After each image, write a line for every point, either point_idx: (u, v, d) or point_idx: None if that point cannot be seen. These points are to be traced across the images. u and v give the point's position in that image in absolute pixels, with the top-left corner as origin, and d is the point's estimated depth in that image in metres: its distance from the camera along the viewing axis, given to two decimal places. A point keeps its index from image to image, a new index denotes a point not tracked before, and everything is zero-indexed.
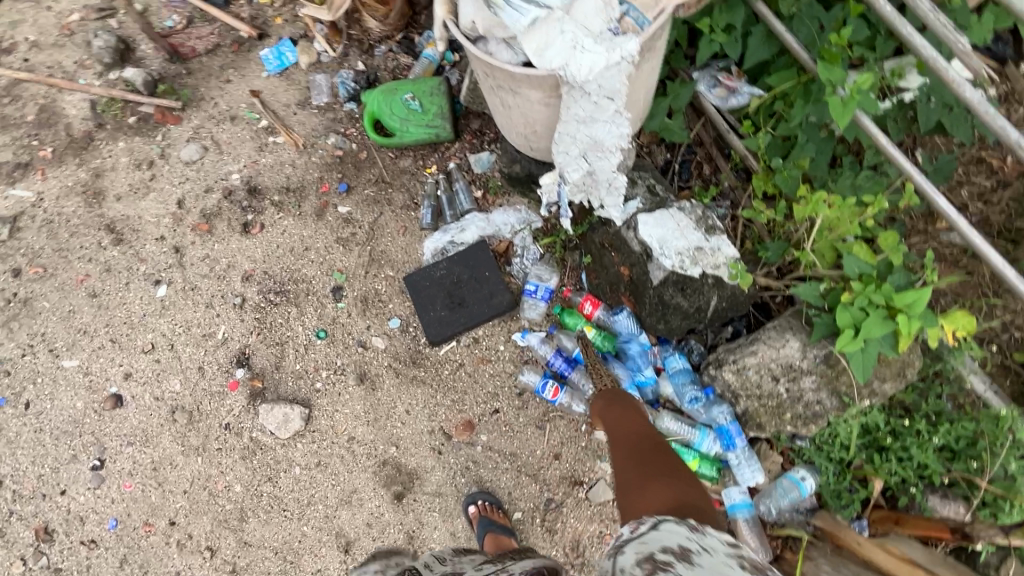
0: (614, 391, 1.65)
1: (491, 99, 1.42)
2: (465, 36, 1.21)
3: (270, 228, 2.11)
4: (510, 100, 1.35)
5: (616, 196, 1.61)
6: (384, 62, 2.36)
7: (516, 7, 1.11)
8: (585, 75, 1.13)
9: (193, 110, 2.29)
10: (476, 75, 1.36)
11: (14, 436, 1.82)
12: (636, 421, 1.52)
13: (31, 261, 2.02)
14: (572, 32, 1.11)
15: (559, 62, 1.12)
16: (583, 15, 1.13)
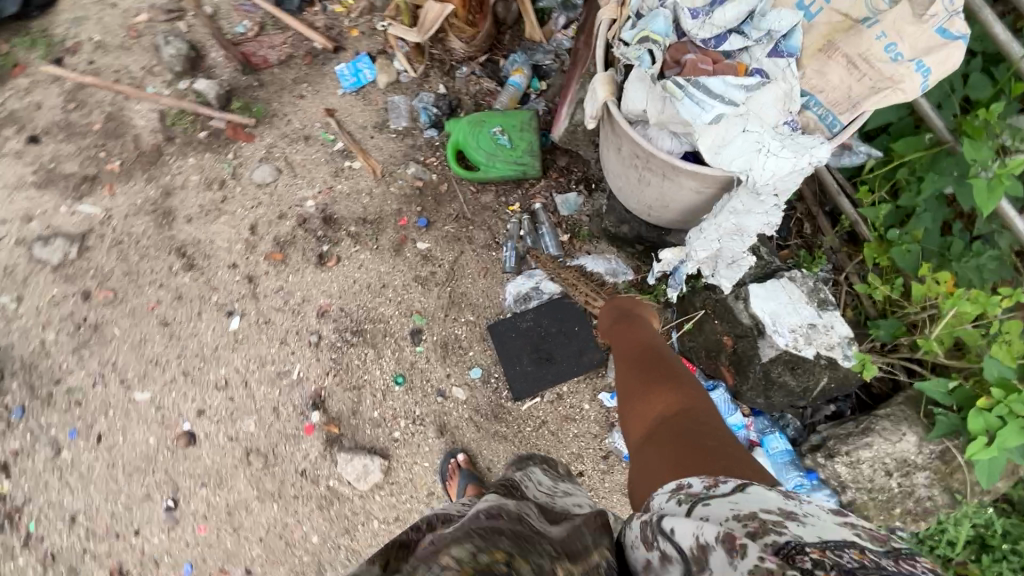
0: (625, 309, 1.61)
1: (627, 172, 1.31)
2: (624, 119, 1.14)
3: (347, 261, 2.03)
4: (652, 180, 1.25)
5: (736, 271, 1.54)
6: (466, 86, 2.24)
7: (697, 100, 1.01)
8: (768, 178, 1.03)
9: (266, 127, 2.18)
10: (615, 149, 1.27)
11: (86, 470, 1.77)
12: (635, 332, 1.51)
13: (101, 284, 1.95)
14: (757, 131, 1.03)
15: (741, 163, 1.03)
16: (760, 108, 1.05)
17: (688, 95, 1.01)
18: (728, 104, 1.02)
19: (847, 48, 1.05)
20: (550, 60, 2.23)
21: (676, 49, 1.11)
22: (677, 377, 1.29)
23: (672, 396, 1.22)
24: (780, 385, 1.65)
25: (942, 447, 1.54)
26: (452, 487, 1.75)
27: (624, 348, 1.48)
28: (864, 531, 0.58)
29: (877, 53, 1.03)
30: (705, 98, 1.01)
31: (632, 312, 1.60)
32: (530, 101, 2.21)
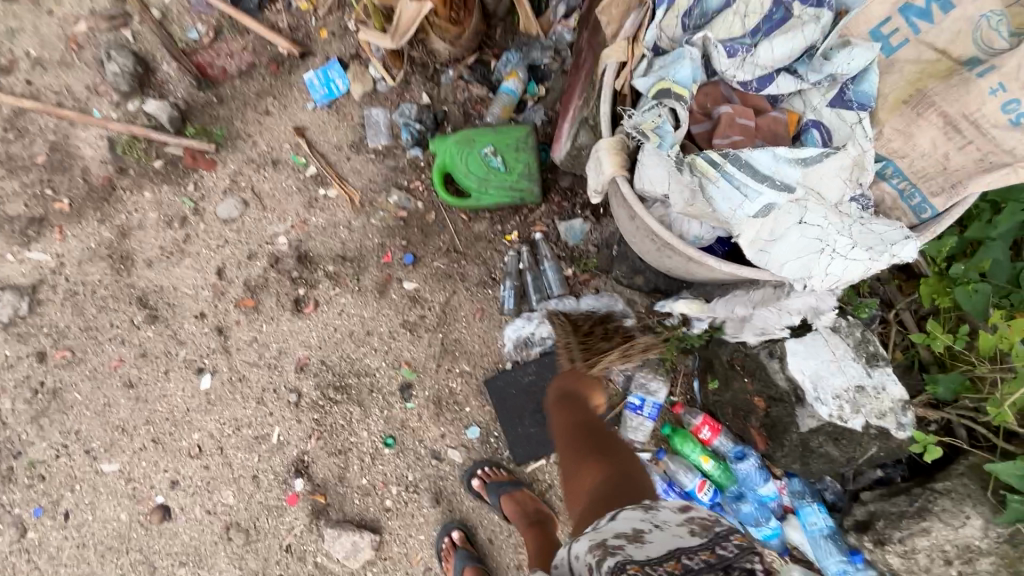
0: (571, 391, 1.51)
1: (638, 239, 1.15)
2: (640, 197, 1.00)
3: (325, 306, 1.82)
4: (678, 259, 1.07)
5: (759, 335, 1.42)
6: (453, 93, 1.95)
7: (742, 187, 0.87)
8: (829, 283, 0.92)
9: (229, 151, 1.92)
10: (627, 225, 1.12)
11: (56, 551, 1.68)
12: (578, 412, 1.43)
13: (57, 343, 1.78)
14: (817, 226, 0.89)
15: (800, 264, 0.91)
16: (819, 185, 0.93)
17: (724, 176, 0.87)
18: (777, 192, 0.87)
19: (946, 105, 0.94)
20: (550, 58, 1.89)
21: (711, 91, 1.03)
22: (615, 451, 1.28)
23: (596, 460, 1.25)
24: (821, 454, 1.46)
25: (1011, 529, 1.34)
26: (449, 566, 1.63)
27: (573, 430, 1.37)
28: (697, 525, 0.87)
29: (992, 112, 0.92)
30: (748, 184, 0.87)
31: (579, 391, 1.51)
32: (528, 109, 1.93)
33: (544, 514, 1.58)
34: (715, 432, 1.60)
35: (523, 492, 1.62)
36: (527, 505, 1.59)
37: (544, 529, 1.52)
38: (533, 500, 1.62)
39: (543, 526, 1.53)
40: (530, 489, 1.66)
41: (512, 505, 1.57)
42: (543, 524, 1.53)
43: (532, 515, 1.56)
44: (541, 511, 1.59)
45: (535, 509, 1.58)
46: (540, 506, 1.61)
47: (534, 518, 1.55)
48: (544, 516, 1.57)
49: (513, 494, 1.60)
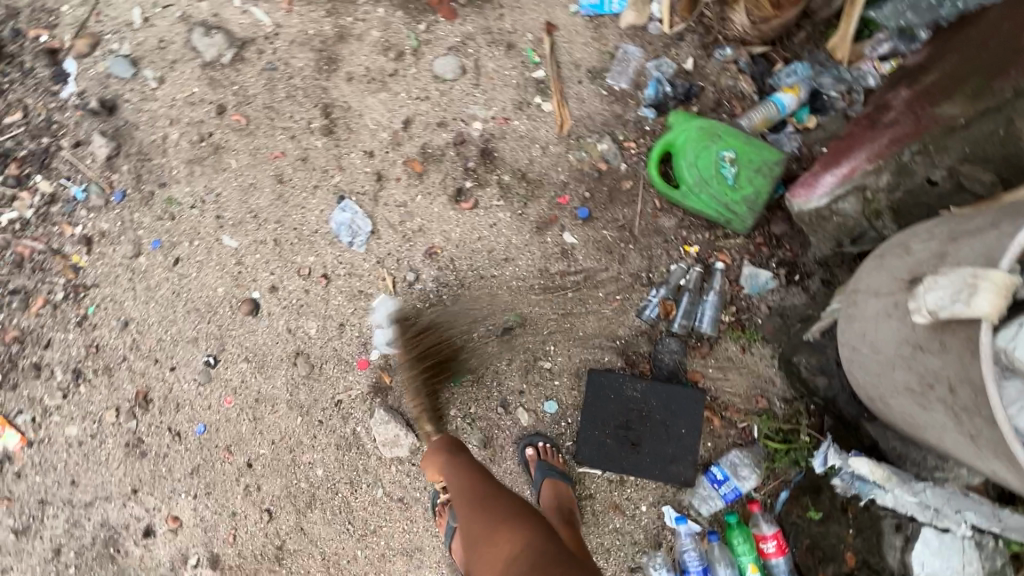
0: (454, 445, 1.50)
1: (890, 374, 0.99)
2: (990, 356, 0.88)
3: (482, 211, 1.74)
4: (942, 436, 0.93)
5: (936, 522, 1.37)
6: (717, 75, 1.75)
7: None
8: None
9: (474, 12, 1.80)
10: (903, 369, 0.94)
11: (152, 285, 1.72)
12: (465, 490, 1.35)
13: (238, 105, 1.76)
14: None
15: None
16: None
17: None
18: None
19: None
20: (837, 93, 1.70)
21: None
22: (501, 512, 1.23)
23: (516, 535, 1.15)
24: None
25: None
26: (440, 522, 1.62)
27: (469, 498, 1.32)
28: None
29: None
30: None
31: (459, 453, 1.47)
32: (785, 131, 1.71)
33: (516, 513, 1.23)
34: (778, 551, 1.52)
35: (467, 475, 1.39)
36: (460, 484, 1.37)
37: (503, 534, 1.16)
38: (470, 475, 1.38)
39: (500, 530, 1.18)
40: (488, 474, 1.41)
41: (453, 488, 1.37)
42: (507, 529, 1.18)
43: (484, 514, 1.24)
44: (510, 512, 1.23)
45: (484, 502, 1.29)
46: (510, 494, 1.32)
47: (488, 521, 1.22)
48: (511, 513, 1.23)
49: (452, 467, 1.43)
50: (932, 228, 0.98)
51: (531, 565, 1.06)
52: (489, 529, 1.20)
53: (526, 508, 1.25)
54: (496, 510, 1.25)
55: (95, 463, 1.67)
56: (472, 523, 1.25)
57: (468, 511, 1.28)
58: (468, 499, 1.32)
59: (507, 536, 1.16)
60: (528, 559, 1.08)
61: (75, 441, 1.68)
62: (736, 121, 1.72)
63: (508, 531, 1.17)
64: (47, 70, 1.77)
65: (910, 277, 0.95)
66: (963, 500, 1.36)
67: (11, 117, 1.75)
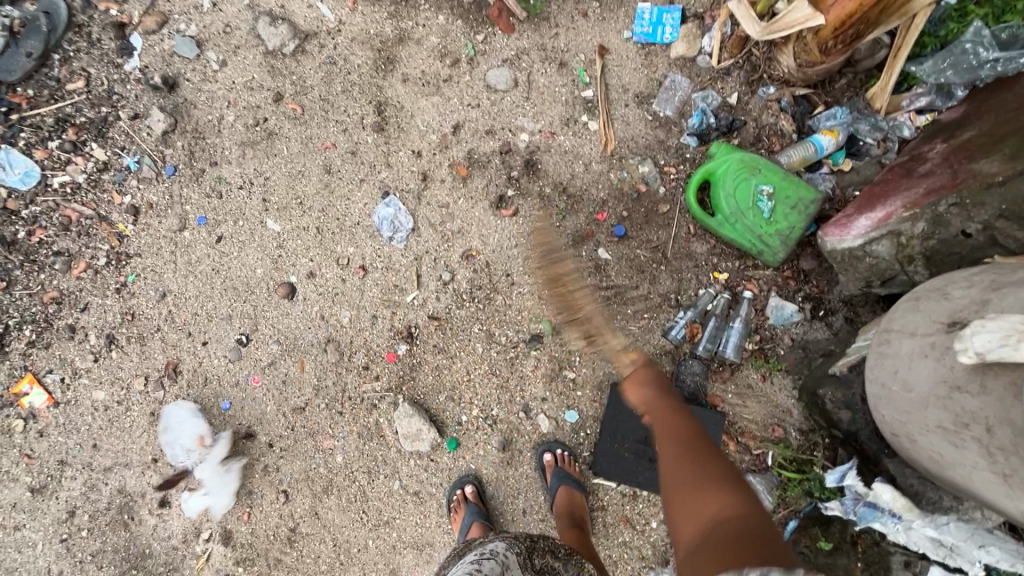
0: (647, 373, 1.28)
1: (921, 413, 1.03)
2: None
3: (521, 220, 1.79)
4: (969, 477, 0.97)
5: (956, 558, 1.33)
6: (759, 111, 1.82)
7: None
8: None
9: (531, 28, 1.87)
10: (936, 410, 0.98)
11: (193, 260, 1.76)
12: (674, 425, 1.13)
13: (295, 95, 1.82)
14: None
15: None
16: None
17: None
18: None
19: None
20: (874, 140, 1.78)
21: None
22: (705, 466, 1.01)
23: (718, 503, 0.93)
24: None
25: None
26: (455, 520, 1.65)
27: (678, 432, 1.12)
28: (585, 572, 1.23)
29: None
30: None
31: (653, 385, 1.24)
32: (819, 171, 1.78)
33: (727, 474, 0.99)
34: None
35: (666, 408, 1.17)
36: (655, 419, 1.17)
37: (709, 492, 0.95)
38: (672, 417, 1.14)
39: (706, 488, 0.96)
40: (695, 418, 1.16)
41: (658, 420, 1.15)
42: (713, 487, 0.96)
43: (691, 461, 1.03)
44: (719, 472, 0.99)
45: (698, 448, 1.06)
46: (715, 445, 1.08)
47: (681, 469, 1.04)
48: (720, 472, 0.99)
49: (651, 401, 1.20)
50: (971, 276, 1.04)
51: (732, 531, 0.88)
52: (698, 484, 0.97)
53: (739, 468, 1.02)
54: (703, 461, 1.03)
55: (119, 428, 1.70)
56: (676, 469, 1.04)
57: (667, 463, 1.06)
58: (672, 430, 1.12)
59: (714, 496, 0.94)
60: (729, 525, 0.89)
61: (101, 406, 1.70)
62: (774, 157, 1.78)
63: (716, 490, 0.95)
64: (112, 42, 1.81)
65: (949, 320, 1.00)
66: (988, 536, 1.31)
67: (73, 84, 1.80)
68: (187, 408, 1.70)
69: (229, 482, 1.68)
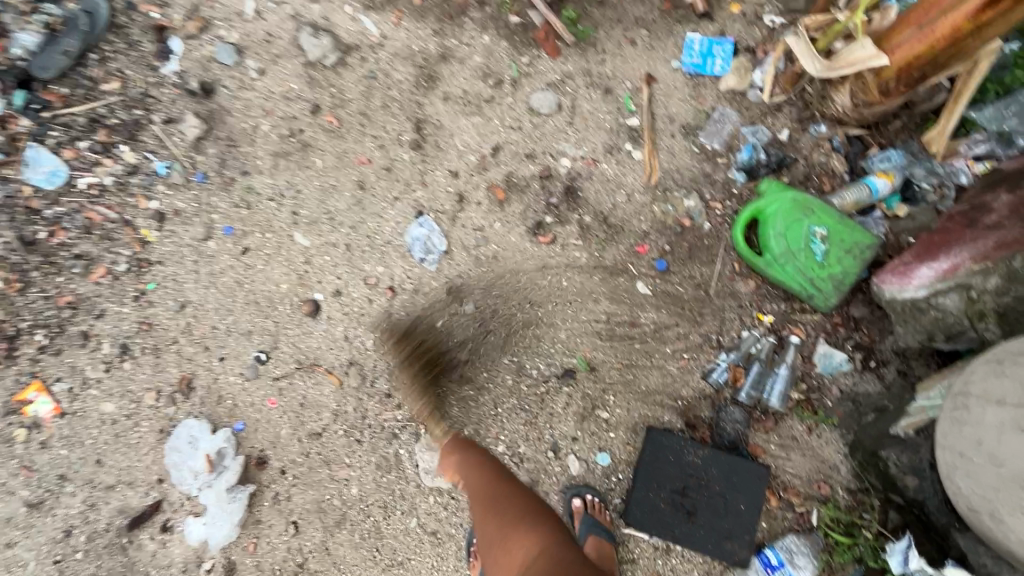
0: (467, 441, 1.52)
1: (1015, 490, 0.94)
2: None
3: (558, 248, 1.72)
4: None
5: None
6: (811, 149, 1.75)
7: None
8: None
9: (578, 53, 1.83)
10: None
11: (216, 272, 1.69)
12: (479, 473, 1.44)
13: (333, 108, 1.77)
14: None
15: None
16: None
17: None
18: None
19: None
20: (930, 186, 1.69)
21: None
22: (516, 513, 1.33)
23: (529, 539, 1.26)
24: None
25: None
26: (474, 564, 1.55)
27: (481, 490, 1.40)
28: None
29: None
30: None
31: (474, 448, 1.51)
32: (873, 215, 1.70)
33: (525, 510, 1.34)
34: None
35: (469, 465, 1.46)
36: (480, 468, 1.45)
37: (518, 537, 1.27)
38: (484, 472, 1.44)
39: (512, 535, 1.28)
40: (504, 474, 1.45)
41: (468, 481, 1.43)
42: (517, 538, 1.27)
43: (495, 504, 1.36)
44: (518, 501, 1.37)
45: (497, 492, 1.39)
46: (519, 490, 1.41)
47: (511, 515, 1.32)
48: (518, 497, 1.38)
49: (461, 470, 1.47)
50: None
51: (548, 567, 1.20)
52: (507, 523, 1.31)
53: (533, 506, 1.36)
54: (512, 511, 1.34)
55: (125, 445, 1.61)
56: (488, 520, 1.35)
57: (481, 517, 1.36)
58: (482, 478, 1.43)
59: (527, 538, 1.27)
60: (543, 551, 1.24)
61: (109, 419, 1.62)
62: (825, 198, 1.71)
63: (522, 535, 1.28)
64: (151, 45, 1.78)
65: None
66: None
67: (108, 85, 1.76)
68: (195, 426, 1.61)
69: (232, 512, 1.59)
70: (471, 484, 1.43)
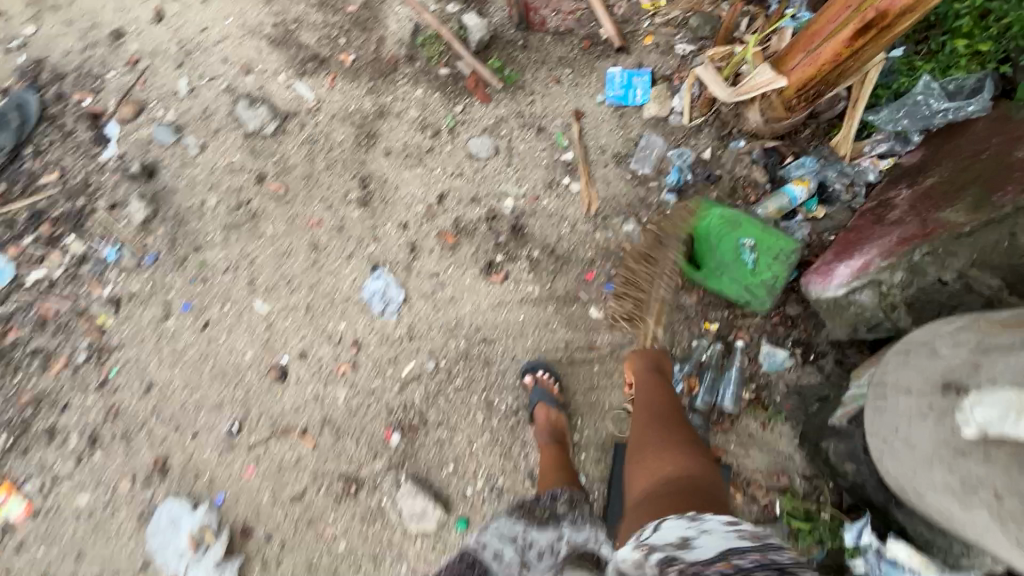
0: (656, 358, 1.57)
1: (927, 471, 1.04)
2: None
3: (512, 284, 1.80)
4: (987, 541, 0.97)
5: None
6: (733, 163, 1.88)
7: None
8: None
9: (508, 96, 1.93)
10: (944, 478, 0.99)
11: (179, 350, 1.71)
12: (656, 386, 1.49)
13: (278, 175, 1.82)
14: None
15: None
16: None
17: None
18: None
19: None
20: (842, 186, 1.82)
21: None
22: (679, 441, 1.29)
23: (677, 466, 1.20)
24: None
25: None
26: None
27: (650, 405, 1.43)
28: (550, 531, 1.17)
29: None
30: None
31: (657, 360, 1.57)
32: (795, 220, 1.83)
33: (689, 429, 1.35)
34: None
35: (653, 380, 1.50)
36: (657, 388, 1.48)
37: (666, 454, 1.25)
38: (660, 390, 1.48)
39: (664, 450, 1.26)
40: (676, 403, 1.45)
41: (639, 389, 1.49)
42: (670, 453, 1.25)
43: (659, 415, 1.40)
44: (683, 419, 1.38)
45: (672, 412, 1.40)
46: (683, 419, 1.39)
47: (657, 430, 1.34)
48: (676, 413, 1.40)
49: (642, 380, 1.52)
50: (957, 332, 1.07)
51: (674, 491, 1.14)
52: (668, 440, 1.30)
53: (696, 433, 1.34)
54: (678, 431, 1.33)
55: (105, 535, 1.61)
56: (648, 432, 1.35)
57: (642, 423, 1.39)
58: (655, 394, 1.47)
59: (666, 463, 1.22)
60: (684, 477, 1.17)
61: (85, 511, 1.61)
62: (750, 209, 1.84)
63: (675, 455, 1.24)
64: (88, 132, 1.80)
65: (942, 380, 1.02)
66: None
67: (48, 177, 1.77)
68: (175, 506, 1.62)
69: None
70: (643, 391, 1.49)
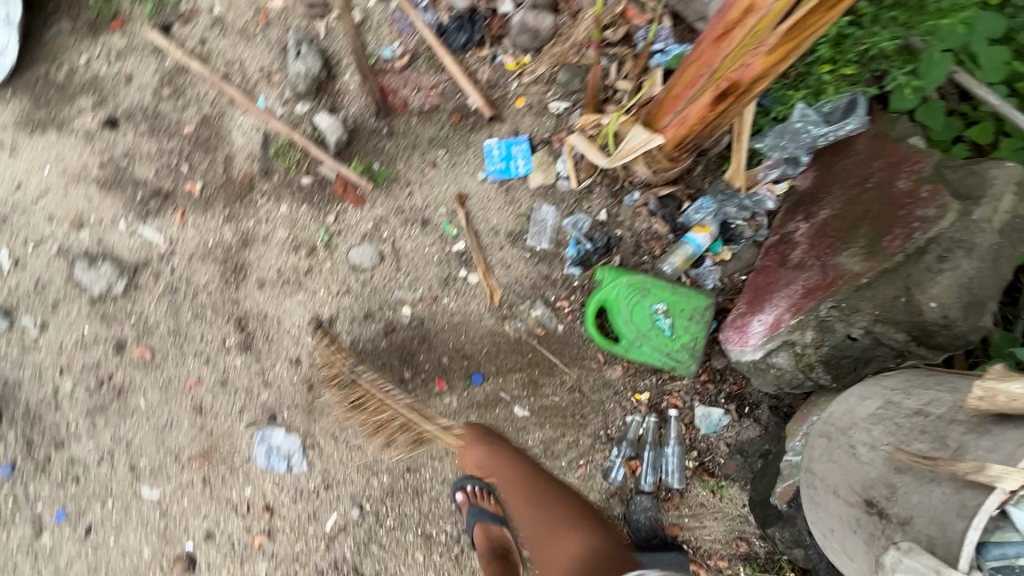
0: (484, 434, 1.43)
1: None
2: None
3: (420, 405, 1.67)
4: None
5: None
6: (631, 219, 1.79)
7: None
8: None
9: (382, 193, 1.76)
10: None
11: (62, 565, 1.55)
12: (506, 463, 1.38)
13: (139, 338, 1.61)
14: None
15: None
16: None
17: None
18: None
19: None
20: (744, 221, 1.73)
21: None
22: (561, 515, 1.31)
23: (573, 547, 1.25)
24: None
25: None
26: None
27: (517, 480, 1.36)
28: None
29: None
30: None
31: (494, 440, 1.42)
32: (704, 265, 1.76)
33: (574, 517, 1.31)
34: None
35: (504, 456, 1.39)
36: (512, 465, 1.38)
37: (563, 537, 1.27)
38: (523, 470, 1.37)
39: (558, 530, 1.28)
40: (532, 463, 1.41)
41: (499, 478, 1.37)
42: (563, 531, 1.27)
43: (540, 505, 1.33)
44: (565, 512, 1.32)
45: (535, 475, 1.37)
46: (558, 492, 1.36)
47: (548, 521, 1.30)
48: (555, 505, 1.33)
49: (488, 462, 1.39)
50: (870, 425, 1.02)
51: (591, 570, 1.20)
52: (550, 527, 1.29)
53: (576, 509, 1.33)
54: (550, 500, 1.34)
55: None
56: (533, 514, 1.33)
57: (524, 512, 1.34)
58: (514, 474, 1.37)
59: (568, 542, 1.26)
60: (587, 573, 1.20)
61: None
62: (657, 265, 1.76)
63: (567, 536, 1.27)
64: None
65: (865, 495, 0.96)
66: None
67: None
68: None
69: None
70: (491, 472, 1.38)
